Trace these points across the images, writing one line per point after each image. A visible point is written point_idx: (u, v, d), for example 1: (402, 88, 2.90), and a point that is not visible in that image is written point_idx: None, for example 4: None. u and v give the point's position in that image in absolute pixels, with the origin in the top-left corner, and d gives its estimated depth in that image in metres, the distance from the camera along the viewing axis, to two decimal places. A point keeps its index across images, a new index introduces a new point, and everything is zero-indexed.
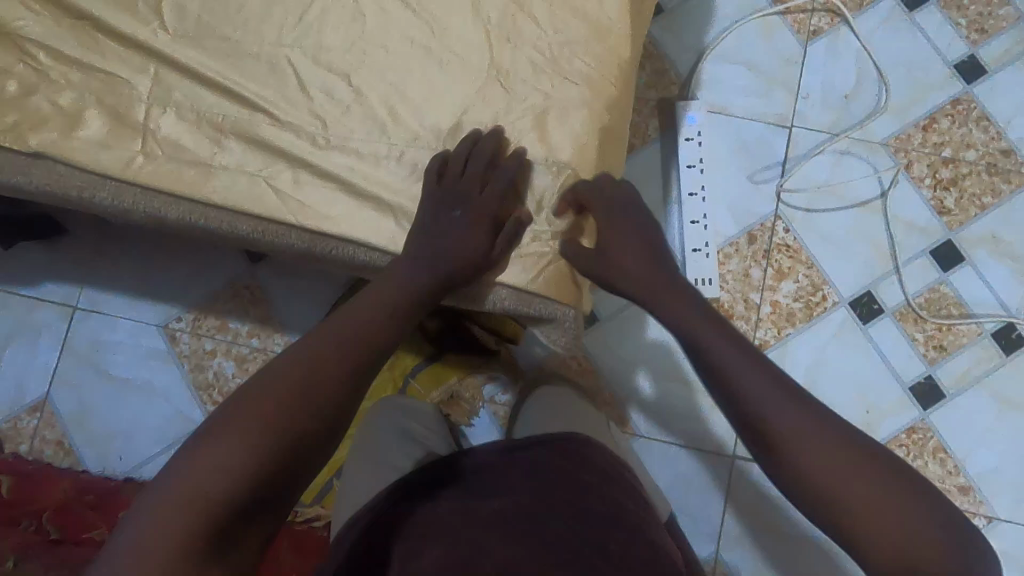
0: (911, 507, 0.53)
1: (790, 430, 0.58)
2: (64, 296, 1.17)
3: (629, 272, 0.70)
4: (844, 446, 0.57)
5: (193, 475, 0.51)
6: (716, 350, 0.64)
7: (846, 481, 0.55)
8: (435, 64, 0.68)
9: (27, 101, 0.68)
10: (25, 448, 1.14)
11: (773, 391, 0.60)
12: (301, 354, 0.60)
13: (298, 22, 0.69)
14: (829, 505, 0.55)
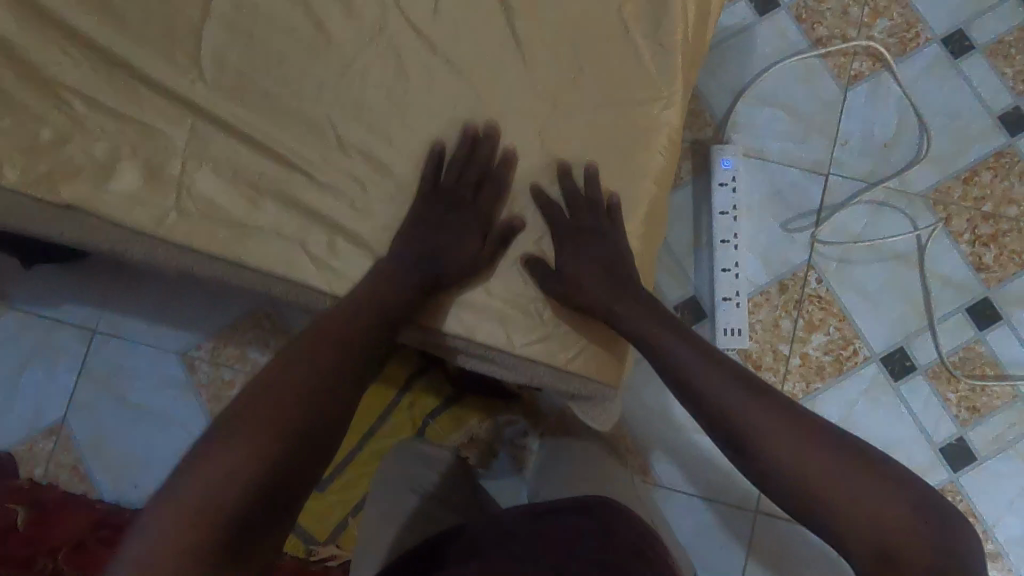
0: (896, 500, 0.50)
1: (764, 432, 0.57)
2: (84, 318, 1.16)
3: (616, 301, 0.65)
4: (820, 441, 0.55)
5: (196, 490, 0.46)
6: (684, 357, 0.63)
7: (826, 477, 0.53)
8: (480, 128, 0.66)
9: (62, 150, 0.67)
10: (41, 471, 1.14)
11: (741, 395, 0.59)
12: (295, 352, 0.57)
13: (339, 79, 0.67)
14: (815, 505, 0.53)
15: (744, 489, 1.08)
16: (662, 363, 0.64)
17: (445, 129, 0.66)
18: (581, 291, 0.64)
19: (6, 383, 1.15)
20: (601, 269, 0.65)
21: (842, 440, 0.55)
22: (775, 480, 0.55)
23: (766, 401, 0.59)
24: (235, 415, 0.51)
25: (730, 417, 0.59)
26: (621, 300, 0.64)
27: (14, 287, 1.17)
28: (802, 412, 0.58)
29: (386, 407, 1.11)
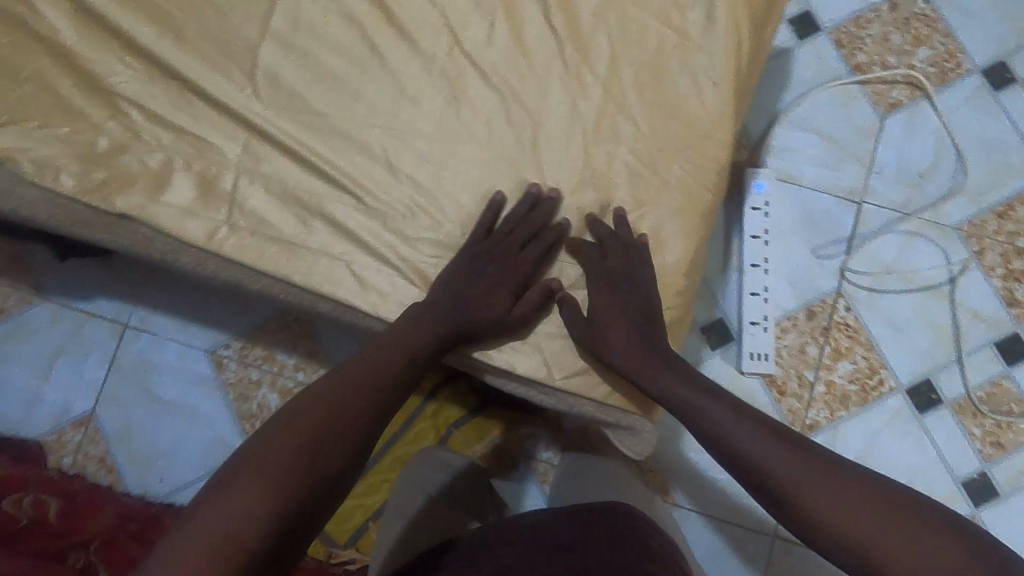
0: (944, 546, 0.53)
1: (803, 486, 0.60)
2: (116, 313, 1.18)
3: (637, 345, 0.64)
4: (860, 492, 0.58)
5: (203, 532, 0.47)
6: (714, 416, 0.67)
7: (873, 529, 0.55)
8: (529, 155, 0.67)
9: (119, 161, 0.68)
10: (68, 461, 1.15)
11: (775, 453, 0.63)
12: (308, 397, 0.57)
13: (391, 100, 0.68)
14: (867, 558, 0.55)
15: (762, 513, 1.09)
16: (694, 423, 0.68)
17: (494, 154, 0.67)
18: (611, 347, 0.63)
19: (38, 373, 1.17)
20: (631, 309, 0.65)
21: (881, 489, 0.58)
22: (822, 535, 0.58)
23: (801, 455, 0.62)
24: (262, 450, 0.53)
25: (768, 475, 0.62)
26: (649, 357, 0.64)
27: (49, 280, 1.19)
28: (836, 463, 0.62)
29: (409, 415, 1.11)
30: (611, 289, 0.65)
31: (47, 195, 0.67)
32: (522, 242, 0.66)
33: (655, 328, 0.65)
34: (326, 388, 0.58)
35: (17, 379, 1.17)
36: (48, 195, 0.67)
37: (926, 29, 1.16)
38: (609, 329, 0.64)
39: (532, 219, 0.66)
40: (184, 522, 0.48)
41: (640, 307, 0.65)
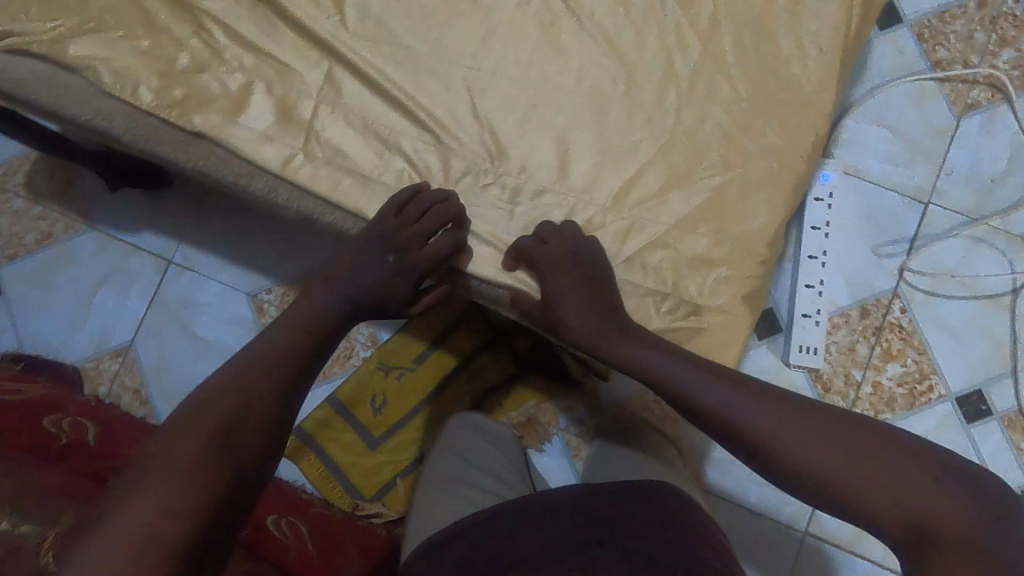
0: (913, 471, 0.52)
1: (782, 437, 0.56)
2: (160, 248, 1.18)
3: (597, 329, 0.61)
4: (835, 431, 0.55)
5: (130, 531, 0.49)
6: (681, 379, 0.59)
7: (852, 469, 0.53)
8: (617, 110, 0.66)
9: (201, 81, 0.68)
10: (104, 389, 1.16)
11: (746, 405, 0.58)
12: (207, 393, 0.59)
13: (478, 40, 0.67)
14: (849, 498, 0.53)
15: (794, 509, 1.07)
16: (660, 386, 0.60)
17: (582, 107, 0.66)
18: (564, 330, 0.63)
19: (81, 300, 1.18)
20: (571, 294, 0.61)
21: (846, 421, 0.56)
22: (803, 482, 0.55)
23: (772, 401, 0.58)
24: (178, 440, 0.55)
25: (743, 431, 0.57)
26: (607, 335, 0.61)
27: (97, 209, 1.19)
28: (806, 404, 0.58)
29: (445, 375, 1.10)
30: (553, 277, 0.62)
31: (124, 109, 0.66)
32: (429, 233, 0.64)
33: (610, 304, 0.62)
34: (222, 378, 0.60)
35: (60, 304, 1.18)
36: (125, 108, 0.66)
37: (1014, 30, 1.12)
38: (563, 311, 0.62)
39: (444, 214, 0.64)
40: (104, 524, 0.50)
41: (591, 288, 0.61)
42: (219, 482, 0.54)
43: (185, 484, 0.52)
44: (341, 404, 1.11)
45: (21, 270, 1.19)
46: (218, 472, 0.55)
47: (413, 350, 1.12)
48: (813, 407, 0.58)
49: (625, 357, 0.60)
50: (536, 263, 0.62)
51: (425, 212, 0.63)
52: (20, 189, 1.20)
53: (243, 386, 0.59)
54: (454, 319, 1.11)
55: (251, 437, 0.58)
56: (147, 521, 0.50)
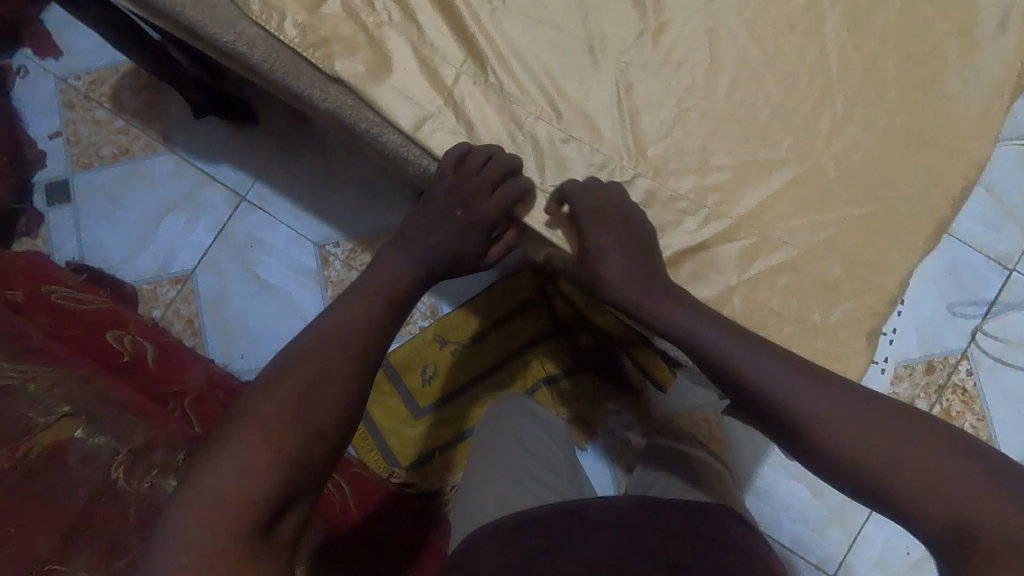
0: (966, 468, 0.46)
1: (823, 417, 0.52)
2: (236, 182, 1.17)
3: (675, 321, 0.59)
4: (883, 418, 0.51)
5: (206, 497, 0.50)
6: (723, 347, 0.57)
7: (893, 457, 0.48)
8: (770, 124, 0.63)
9: (345, 21, 0.66)
10: (158, 313, 1.14)
11: (786, 379, 0.54)
12: (290, 359, 0.58)
13: (636, 25, 0.64)
14: (888, 489, 0.48)
15: (826, 552, 1.06)
16: (697, 352, 0.58)
17: (734, 114, 0.63)
18: (608, 289, 0.62)
19: (148, 221, 1.17)
20: (612, 249, 0.61)
21: (896, 411, 0.52)
22: (839, 466, 0.51)
23: (818, 381, 0.54)
24: (261, 402, 0.55)
25: (780, 406, 0.53)
26: (646, 293, 0.60)
27: (178, 134, 1.18)
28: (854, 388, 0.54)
29: (500, 357, 1.10)
30: (593, 228, 0.61)
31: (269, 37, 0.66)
32: (490, 186, 0.64)
33: (650, 263, 0.61)
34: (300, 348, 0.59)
35: (127, 222, 1.17)
36: (269, 37, 0.66)
37: None
38: (603, 266, 0.62)
39: (500, 168, 0.63)
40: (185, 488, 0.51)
41: (630, 243, 0.61)
42: (292, 454, 0.53)
43: (257, 454, 0.52)
44: (392, 368, 1.10)
45: (94, 181, 1.18)
46: (297, 442, 0.54)
47: (473, 327, 1.11)
48: (862, 392, 0.53)
49: (666, 319, 0.59)
50: (576, 209, 0.62)
51: (479, 169, 0.63)
52: (104, 100, 1.19)
53: (321, 353, 0.58)
54: (519, 303, 1.11)
55: (325, 411, 0.56)
56: (220, 488, 0.50)
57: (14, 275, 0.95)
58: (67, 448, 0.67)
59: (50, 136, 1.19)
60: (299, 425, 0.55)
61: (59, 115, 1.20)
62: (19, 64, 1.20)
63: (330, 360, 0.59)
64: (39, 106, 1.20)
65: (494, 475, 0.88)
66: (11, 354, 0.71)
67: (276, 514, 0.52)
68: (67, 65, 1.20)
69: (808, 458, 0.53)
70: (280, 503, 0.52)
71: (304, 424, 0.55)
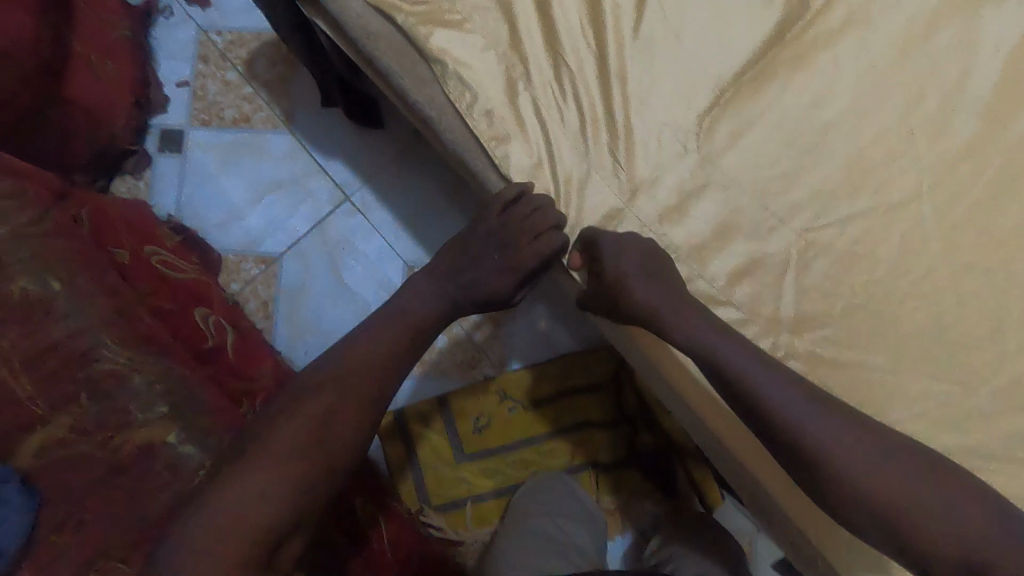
0: (968, 505, 0.49)
1: (843, 452, 0.52)
2: (344, 181, 1.17)
3: (742, 368, 0.56)
4: (897, 455, 0.52)
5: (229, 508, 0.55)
6: (753, 376, 0.55)
7: (907, 491, 0.50)
8: (934, 345, 0.61)
9: (538, 116, 0.65)
10: (236, 287, 1.15)
11: (801, 406, 0.54)
12: (317, 381, 0.62)
13: (829, 208, 0.63)
14: (900, 522, 0.49)
15: None
16: (724, 378, 0.57)
17: (902, 326, 0.61)
18: (626, 301, 0.63)
19: (249, 195, 1.17)
20: (635, 270, 0.61)
21: (909, 448, 0.53)
22: (846, 493, 0.51)
23: (832, 411, 0.54)
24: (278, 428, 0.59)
25: (794, 432, 0.53)
26: (671, 309, 0.61)
27: (301, 118, 1.18)
28: (862, 419, 0.54)
29: (554, 428, 1.10)
30: (616, 253, 0.62)
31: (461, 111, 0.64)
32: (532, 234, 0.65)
33: (670, 284, 0.62)
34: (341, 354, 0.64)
35: (229, 190, 1.17)
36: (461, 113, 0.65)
37: None
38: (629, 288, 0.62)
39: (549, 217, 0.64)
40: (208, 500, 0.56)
41: (653, 267, 0.62)
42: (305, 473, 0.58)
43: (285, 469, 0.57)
44: (447, 407, 1.11)
45: (208, 140, 1.18)
46: (310, 466, 0.58)
47: (535, 391, 1.11)
48: (870, 425, 0.54)
49: (695, 340, 0.59)
50: (601, 245, 0.63)
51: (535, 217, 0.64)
52: (238, 63, 1.19)
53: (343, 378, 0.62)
54: (588, 380, 1.11)
55: (340, 442, 0.60)
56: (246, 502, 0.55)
57: (120, 228, 0.95)
58: (158, 451, 0.67)
59: (177, 84, 1.19)
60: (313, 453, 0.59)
61: (191, 65, 1.19)
62: (164, 5, 1.19)
63: (350, 388, 0.62)
64: (172, 51, 1.19)
65: (523, 540, 0.92)
66: (121, 336, 0.72)
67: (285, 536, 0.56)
68: (212, 18, 1.20)
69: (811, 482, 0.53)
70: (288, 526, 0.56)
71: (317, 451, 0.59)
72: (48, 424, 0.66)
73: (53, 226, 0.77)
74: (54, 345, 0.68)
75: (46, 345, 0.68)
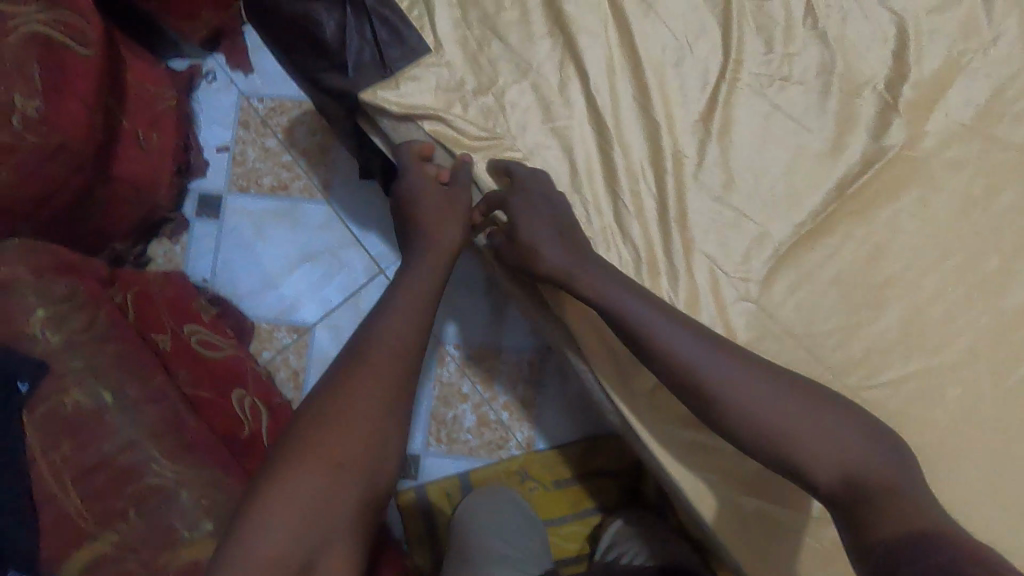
0: (857, 436, 0.54)
1: (737, 390, 0.56)
2: (379, 254, 1.17)
3: (647, 320, 0.59)
4: (787, 392, 0.56)
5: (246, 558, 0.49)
6: (655, 326, 0.59)
7: (793, 420, 0.55)
8: (990, 512, 0.60)
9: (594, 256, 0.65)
10: (267, 356, 1.15)
11: (711, 359, 0.58)
12: None
13: (884, 364, 0.63)
14: (788, 450, 0.54)
15: None
16: (629, 329, 0.60)
17: (956, 492, 0.61)
18: (535, 260, 0.64)
19: (283, 263, 1.18)
20: (546, 235, 0.63)
21: (796, 383, 0.57)
22: (755, 434, 0.55)
23: (743, 361, 0.58)
24: (293, 435, 0.56)
25: (711, 383, 0.57)
26: (589, 268, 0.62)
27: (339, 188, 1.19)
28: (755, 360, 0.59)
29: (570, 512, 1.09)
30: (524, 215, 0.63)
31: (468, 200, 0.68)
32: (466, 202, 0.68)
33: (660, 303, 0.61)
34: (344, 371, 0.59)
35: (265, 258, 1.18)
36: (462, 189, 0.67)
37: None
38: (541, 249, 0.63)
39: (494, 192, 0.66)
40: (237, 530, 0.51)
41: (558, 222, 0.64)
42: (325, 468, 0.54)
43: (312, 480, 0.53)
44: (467, 483, 1.10)
45: (247, 207, 1.19)
46: (331, 460, 0.54)
47: (558, 473, 1.11)
48: (761, 364, 0.59)
49: (606, 293, 0.61)
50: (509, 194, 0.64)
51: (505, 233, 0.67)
52: (279, 130, 1.20)
53: (361, 374, 0.59)
54: (610, 467, 1.11)
55: (361, 437, 0.56)
56: (265, 532, 0.50)
57: (161, 307, 0.95)
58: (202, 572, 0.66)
59: (217, 149, 1.20)
60: (330, 450, 0.54)
61: (232, 130, 1.20)
62: (208, 69, 1.20)
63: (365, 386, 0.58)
64: (215, 116, 1.20)
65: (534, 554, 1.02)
66: (170, 448, 0.73)
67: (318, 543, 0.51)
68: (255, 84, 1.21)
69: (726, 429, 0.57)
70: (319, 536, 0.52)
71: (336, 449, 0.55)
72: (94, 539, 0.65)
73: (106, 329, 0.77)
74: (105, 460, 0.68)
75: (97, 459, 0.68)
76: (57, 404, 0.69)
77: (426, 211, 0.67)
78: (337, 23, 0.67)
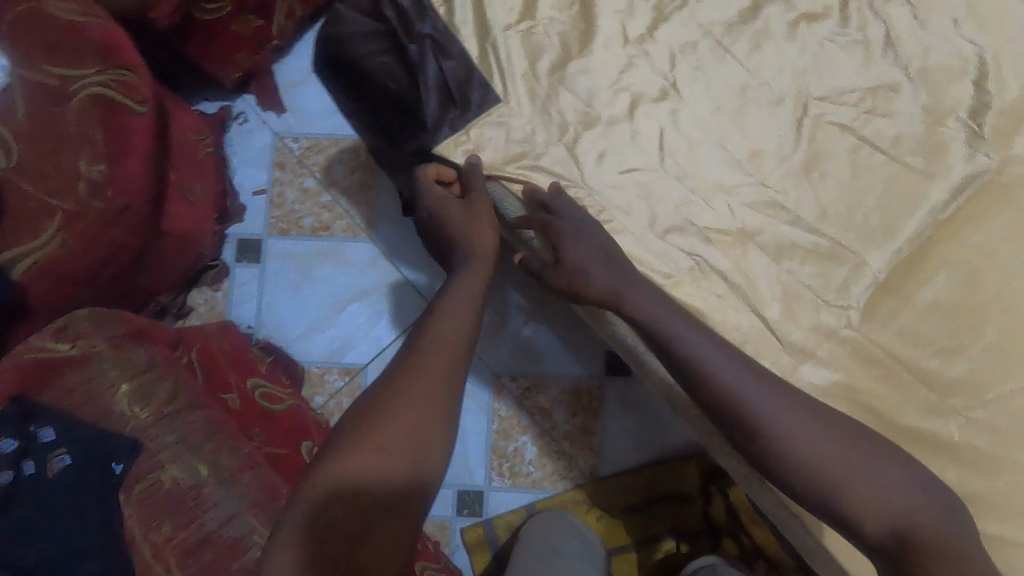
0: (910, 486, 0.55)
1: (796, 435, 0.57)
2: (428, 289, 1.16)
3: (701, 356, 0.60)
4: (845, 439, 0.57)
5: (295, 530, 0.55)
6: (713, 365, 0.59)
7: (849, 468, 0.56)
8: None
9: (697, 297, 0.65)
10: (320, 401, 1.13)
11: (769, 400, 0.58)
12: None
13: (992, 385, 0.64)
14: (841, 498, 0.56)
15: None
16: (685, 363, 0.60)
17: None
18: (577, 282, 0.65)
19: (329, 306, 1.16)
20: (592, 258, 0.64)
21: (851, 430, 0.58)
22: (809, 479, 0.57)
23: (797, 406, 0.59)
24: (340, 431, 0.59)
25: (769, 430, 0.57)
26: (636, 291, 0.63)
27: (382, 224, 1.17)
28: (812, 403, 0.60)
29: (636, 535, 1.10)
30: (573, 246, 0.64)
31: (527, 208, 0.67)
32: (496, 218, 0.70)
33: (735, 351, 0.61)
34: (394, 374, 0.61)
35: (310, 301, 1.16)
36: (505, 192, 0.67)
37: None
38: (585, 272, 0.64)
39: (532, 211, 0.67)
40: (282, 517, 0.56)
41: (600, 242, 0.65)
42: (360, 461, 0.56)
43: (347, 469, 0.56)
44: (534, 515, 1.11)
45: (288, 250, 1.17)
46: (366, 450, 0.57)
47: (622, 502, 1.11)
48: (818, 408, 0.59)
49: (650, 317, 0.62)
50: (552, 218, 0.65)
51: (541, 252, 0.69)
52: (316, 169, 1.18)
53: (409, 367, 0.61)
54: (674, 491, 1.11)
55: (392, 428, 0.58)
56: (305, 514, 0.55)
57: (224, 364, 0.90)
58: None
59: (254, 192, 1.17)
60: (368, 442, 0.57)
61: (267, 173, 1.18)
62: (239, 111, 1.18)
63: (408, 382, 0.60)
64: (249, 159, 1.18)
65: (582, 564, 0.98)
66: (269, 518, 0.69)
67: (353, 526, 0.56)
68: (288, 124, 1.19)
69: (775, 473, 0.58)
70: (350, 519, 0.56)
71: (367, 439, 0.57)
72: None
73: (190, 397, 0.74)
74: (206, 538, 0.66)
75: (199, 537, 0.66)
76: (155, 480, 0.69)
77: (473, 211, 0.68)
78: (437, 73, 0.66)
